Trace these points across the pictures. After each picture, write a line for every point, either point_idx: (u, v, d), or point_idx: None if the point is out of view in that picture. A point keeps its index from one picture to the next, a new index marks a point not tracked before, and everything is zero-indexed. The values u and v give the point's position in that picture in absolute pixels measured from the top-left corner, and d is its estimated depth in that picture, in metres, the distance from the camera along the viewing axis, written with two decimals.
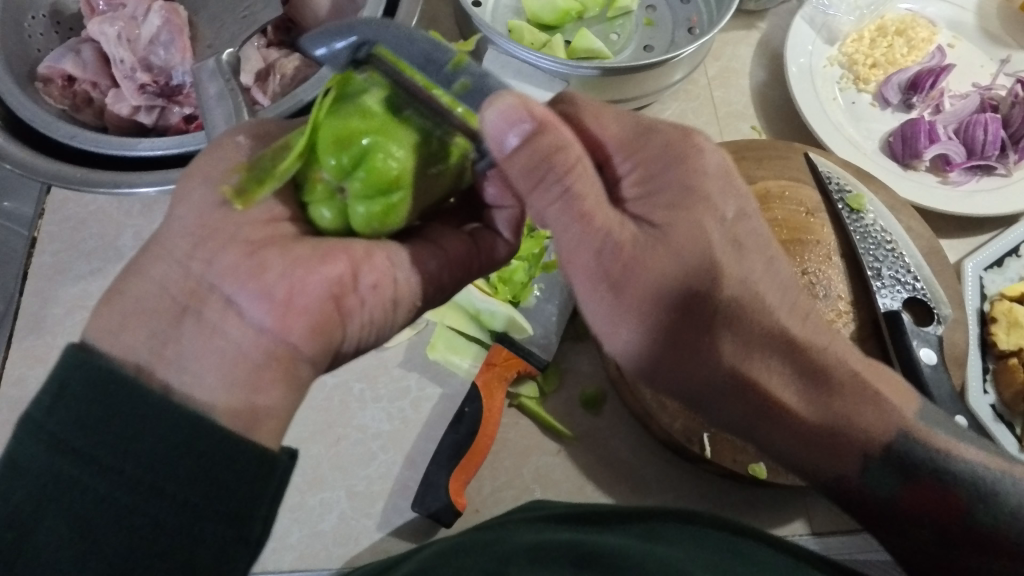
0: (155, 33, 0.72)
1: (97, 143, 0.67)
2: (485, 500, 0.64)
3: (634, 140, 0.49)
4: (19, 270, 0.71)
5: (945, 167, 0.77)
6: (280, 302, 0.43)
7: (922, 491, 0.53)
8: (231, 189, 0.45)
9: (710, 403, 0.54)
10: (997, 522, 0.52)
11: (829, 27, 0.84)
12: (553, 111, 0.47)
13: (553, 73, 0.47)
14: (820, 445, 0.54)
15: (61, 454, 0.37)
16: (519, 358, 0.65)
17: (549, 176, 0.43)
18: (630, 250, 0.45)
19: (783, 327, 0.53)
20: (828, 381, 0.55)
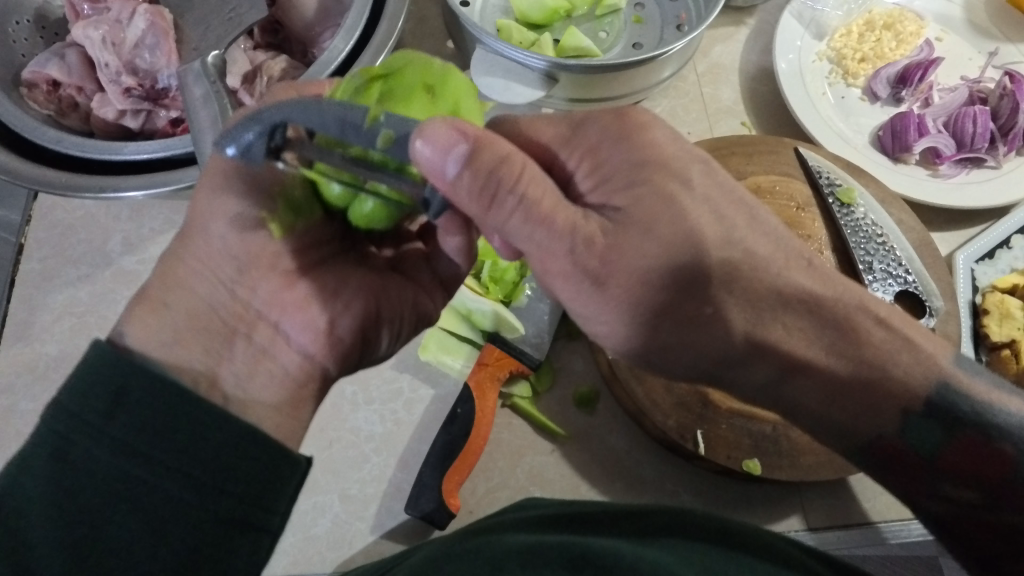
0: (140, 37, 0.71)
1: (82, 148, 0.66)
2: (479, 502, 0.64)
3: (508, 176, 0.40)
4: (7, 276, 0.71)
5: (935, 160, 0.77)
6: (322, 333, 0.51)
7: (963, 446, 0.48)
8: (275, 220, 0.48)
9: (728, 372, 0.50)
10: (936, 449, 0.49)
11: (817, 22, 0.84)
12: (452, 183, 0.39)
13: (422, 153, 0.37)
14: (851, 400, 0.49)
15: (123, 454, 0.38)
16: (511, 358, 0.65)
17: (503, 189, 0.40)
18: (595, 245, 0.43)
19: (804, 290, 0.48)
20: (850, 329, 0.49)
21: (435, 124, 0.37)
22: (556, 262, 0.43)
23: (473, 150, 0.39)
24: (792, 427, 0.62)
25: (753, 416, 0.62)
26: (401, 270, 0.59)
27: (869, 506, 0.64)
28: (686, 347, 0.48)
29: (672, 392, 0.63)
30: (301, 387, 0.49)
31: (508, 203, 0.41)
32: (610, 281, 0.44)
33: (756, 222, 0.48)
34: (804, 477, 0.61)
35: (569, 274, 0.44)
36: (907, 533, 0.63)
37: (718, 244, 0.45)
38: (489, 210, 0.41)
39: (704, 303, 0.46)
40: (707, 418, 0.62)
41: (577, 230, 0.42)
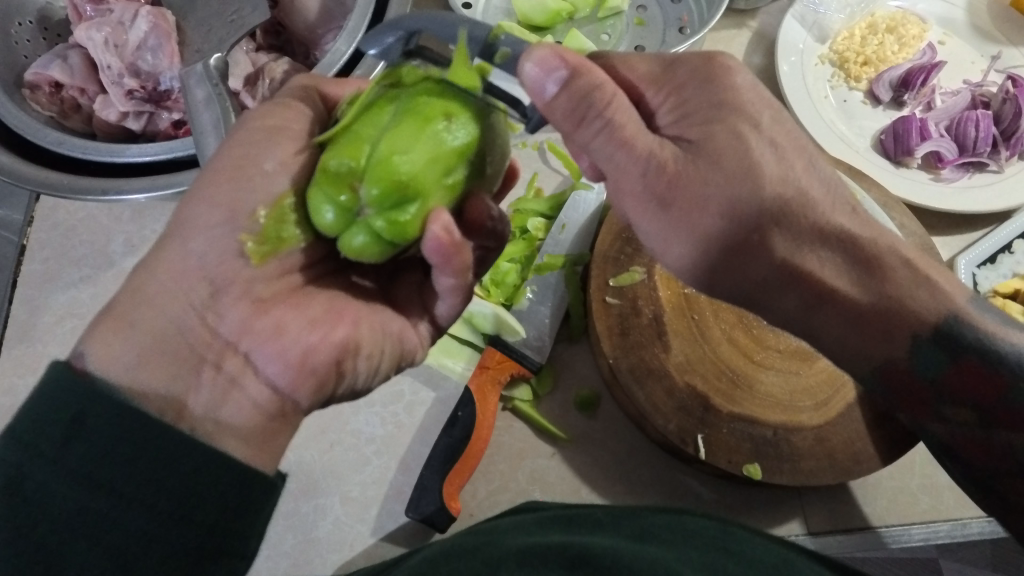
0: (142, 39, 0.71)
1: (84, 150, 0.66)
2: (480, 504, 0.64)
3: (599, 101, 0.45)
4: (9, 277, 0.71)
5: (938, 164, 0.77)
6: (294, 364, 0.47)
7: (970, 371, 0.51)
8: (253, 246, 0.47)
9: (765, 300, 0.54)
10: (940, 374, 0.51)
11: (819, 25, 0.84)
12: (548, 102, 0.44)
13: (529, 74, 0.43)
14: (874, 327, 0.51)
15: (82, 487, 0.38)
16: (512, 361, 0.64)
17: (592, 113, 0.45)
18: (666, 173, 0.47)
19: (827, 220, 0.50)
20: (875, 262, 0.51)
21: (542, 48, 0.43)
22: (630, 181, 0.48)
23: (571, 76, 0.44)
24: (793, 430, 0.62)
25: (753, 420, 0.62)
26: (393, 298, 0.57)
27: (870, 510, 0.64)
28: (729, 274, 0.52)
29: (673, 396, 0.62)
30: (274, 420, 0.47)
31: (595, 127, 0.46)
32: (676, 205, 0.47)
33: (801, 180, 0.49)
34: (805, 481, 0.61)
35: (639, 196, 0.48)
36: (907, 537, 0.64)
37: (775, 182, 0.48)
38: (578, 130, 0.46)
39: (753, 232, 0.49)
40: (709, 422, 0.62)
41: (652, 156, 0.46)
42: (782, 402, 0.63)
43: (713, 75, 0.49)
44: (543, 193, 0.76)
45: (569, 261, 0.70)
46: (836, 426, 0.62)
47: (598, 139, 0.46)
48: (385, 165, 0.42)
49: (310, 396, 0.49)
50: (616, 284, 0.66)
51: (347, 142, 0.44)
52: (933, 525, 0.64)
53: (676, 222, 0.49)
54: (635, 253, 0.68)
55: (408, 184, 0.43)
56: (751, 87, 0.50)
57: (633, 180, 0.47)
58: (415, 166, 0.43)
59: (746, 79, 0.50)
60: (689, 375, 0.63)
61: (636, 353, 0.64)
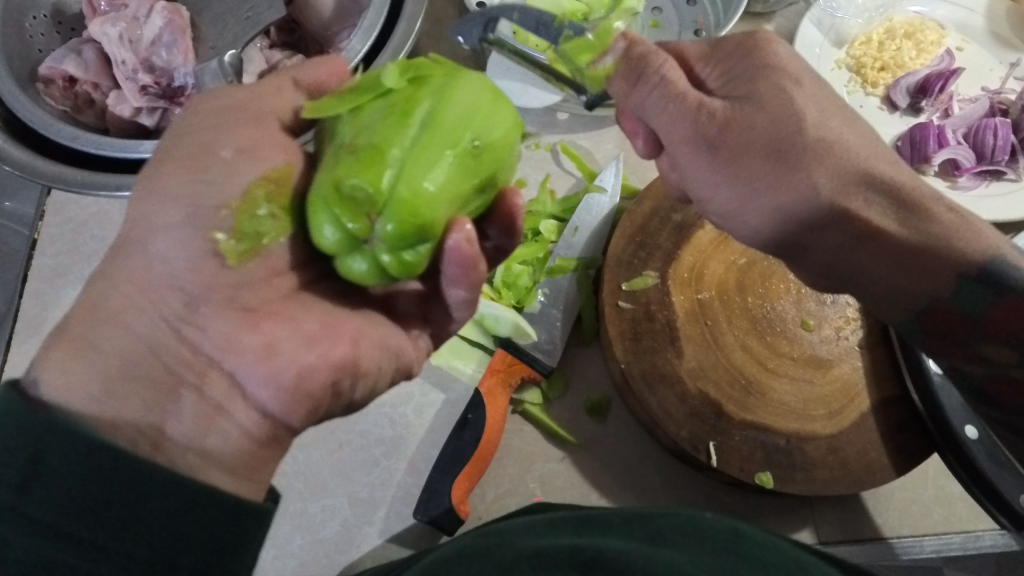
0: (157, 34, 0.71)
1: (97, 145, 0.66)
2: (488, 508, 0.63)
3: (655, 62, 0.52)
4: (21, 271, 0.70)
5: (954, 172, 0.76)
6: (288, 388, 0.46)
7: (1009, 307, 0.45)
8: (230, 245, 0.46)
9: (812, 241, 0.52)
10: (980, 311, 0.47)
11: (836, 30, 0.83)
12: (607, 74, 0.54)
13: (592, 54, 0.56)
14: (918, 265, 0.49)
15: (50, 542, 0.36)
16: (523, 364, 0.65)
17: (646, 73, 0.52)
18: (714, 120, 0.51)
19: (872, 166, 0.51)
20: (917, 205, 0.50)
21: (604, 43, 0.56)
22: (680, 129, 0.52)
23: (626, 49, 0.53)
24: (806, 439, 0.61)
25: (765, 428, 0.61)
26: (394, 313, 0.56)
27: (882, 521, 0.64)
28: (778, 211, 0.52)
29: (685, 402, 0.62)
30: (265, 447, 0.46)
31: (648, 82, 0.52)
32: (722, 147, 0.51)
33: (842, 131, 0.52)
34: (817, 491, 0.60)
35: (694, 146, 0.52)
36: (918, 549, 0.63)
37: (813, 119, 0.51)
38: (635, 87, 0.53)
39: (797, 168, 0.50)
40: (721, 430, 0.61)
41: (703, 105, 0.51)
42: (796, 410, 0.62)
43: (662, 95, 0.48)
44: (556, 195, 0.75)
45: (581, 264, 0.70)
46: (849, 435, 0.62)
47: (649, 97, 0.53)
48: (411, 202, 0.41)
49: (302, 421, 0.47)
50: (628, 288, 0.66)
51: (363, 158, 0.42)
52: (945, 537, 0.64)
53: (724, 169, 0.52)
54: (647, 258, 0.67)
55: (430, 224, 0.42)
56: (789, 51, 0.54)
57: (683, 130, 0.52)
58: (440, 204, 0.43)
59: (789, 50, 0.54)
60: (702, 382, 0.63)
61: (648, 358, 0.63)
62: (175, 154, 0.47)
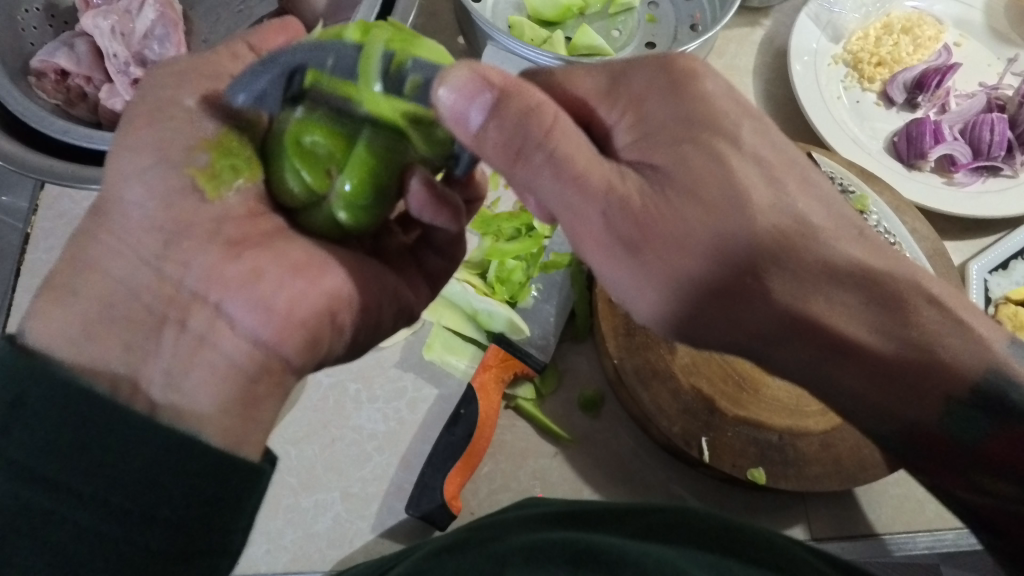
0: (150, 27, 0.72)
1: (91, 138, 0.66)
2: (481, 503, 0.63)
3: (537, 130, 0.42)
4: (13, 266, 0.70)
5: (951, 167, 0.76)
6: (279, 315, 0.46)
7: (1003, 441, 0.46)
8: (205, 177, 0.46)
9: (769, 352, 0.47)
10: (982, 440, 0.46)
11: (833, 25, 0.82)
12: (477, 136, 0.42)
13: (450, 102, 0.41)
14: (896, 382, 0.46)
15: (34, 487, 0.36)
16: (516, 360, 0.64)
17: (530, 144, 0.42)
18: (628, 209, 0.43)
19: (829, 256, 0.45)
20: (897, 303, 0.46)
21: (458, 71, 0.40)
22: (587, 224, 0.43)
23: (497, 101, 0.41)
24: (799, 436, 0.61)
25: (759, 425, 0.61)
26: (388, 261, 0.58)
27: (875, 518, 0.64)
28: (726, 323, 0.46)
29: (678, 399, 0.62)
30: (253, 381, 0.45)
31: (537, 160, 0.42)
32: (644, 247, 0.43)
33: (794, 199, 0.46)
34: (810, 486, 0.60)
35: (601, 238, 0.44)
36: (912, 545, 0.63)
37: (767, 209, 0.44)
38: (515, 164, 0.43)
39: (744, 274, 0.44)
40: (714, 425, 0.61)
41: (614, 191, 0.43)
42: (789, 406, 0.62)
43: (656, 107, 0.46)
44: None
45: (575, 260, 0.69)
46: (843, 431, 0.61)
47: (542, 173, 0.43)
48: (368, 166, 0.44)
49: (298, 352, 0.47)
50: None
51: (324, 113, 0.43)
52: (938, 533, 0.63)
53: (646, 270, 0.44)
54: None
55: (384, 186, 0.45)
56: (723, 93, 0.48)
57: (592, 222, 0.43)
58: (392, 164, 0.45)
59: (719, 84, 0.48)
60: (694, 378, 0.63)
61: (641, 354, 0.63)
62: (145, 117, 0.46)
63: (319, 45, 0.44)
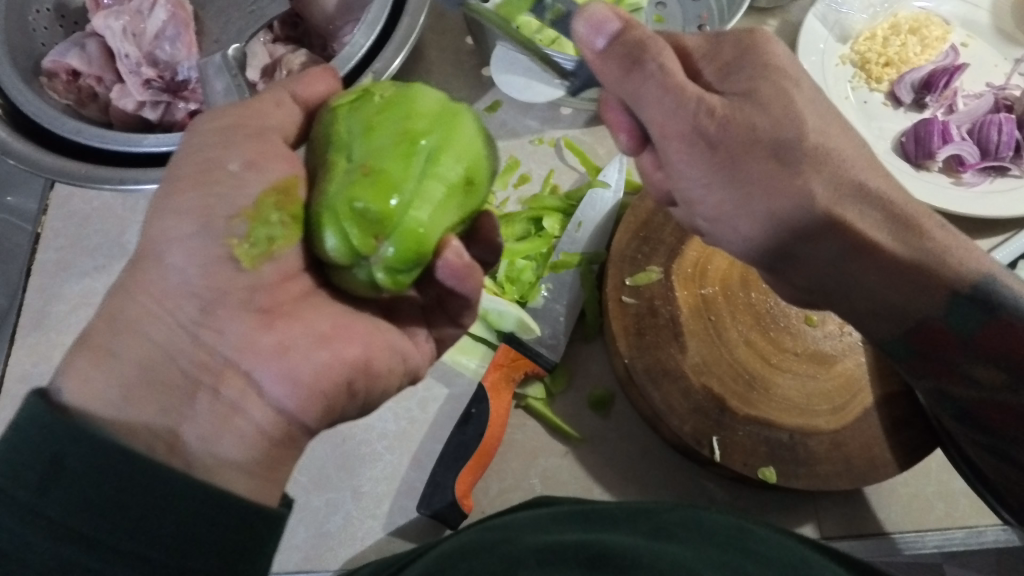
0: (160, 28, 0.71)
1: (102, 139, 0.66)
2: (492, 502, 0.64)
3: (654, 47, 0.49)
4: (24, 266, 0.71)
5: (959, 168, 0.76)
6: (304, 385, 0.45)
7: (995, 331, 0.49)
8: (243, 249, 0.44)
9: (806, 247, 0.52)
10: (969, 327, 0.50)
11: (841, 25, 0.82)
12: (602, 53, 0.50)
13: (583, 29, 0.49)
14: (909, 283, 0.51)
15: (69, 541, 0.37)
16: (527, 359, 0.65)
17: (647, 55, 0.49)
18: (717, 113, 0.49)
19: (861, 176, 0.51)
20: (915, 224, 0.51)
21: (597, 7, 0.49)
22: (677, 124, 0.50)
23: (621, 30, 0.49)
24: (809, 435, 0.61)
25: (769, 424, 0.61)
26: (400, 324, 0.55)
27: (884, 516, 0.64)
28: (768, 196, 0.51)
29: (689, 397, 0.62)
30: (276, 446, 0.45)
31: (647, 69, 0.49)
32: (722, 146, 0.50)
33: (832, 139, 0.52)
34: (821, 485, 0.60)
35: (687, 134, 0.50)
36: (921, 544, 0.63)
37: (802, 133, 0.50)
38: (631, 74, 0.50)
39: (795, 172, 0.50)
40: (725, 424, 0.61)
41: (702, 99, 0.49)
42: (800, 405, 0.62)
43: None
44: (559, 190, 0.75)
45: (585, 260, 0.69)
46: (852, 431, 0.62)
47: (648, 85, 0.49)
48: (416, 233, 0.43)
49: (317, 420, 0.46)
50: (632, 283, 0.66)
51: (377, 180, 0.42)
52: (947, 532, 0.64)
53: (711, 163, 0.51)
54: (651, 254, 0.67)
55: (427, 252, 0.45)
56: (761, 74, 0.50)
57: (683, 122, 0.49)
58: (435, 231, 0.45)
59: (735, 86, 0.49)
60: (705, 377, 0.63)
61: (652, 353, 0.63)
62: (185, 173, 0.46)
63: (375, 111, 0.46)
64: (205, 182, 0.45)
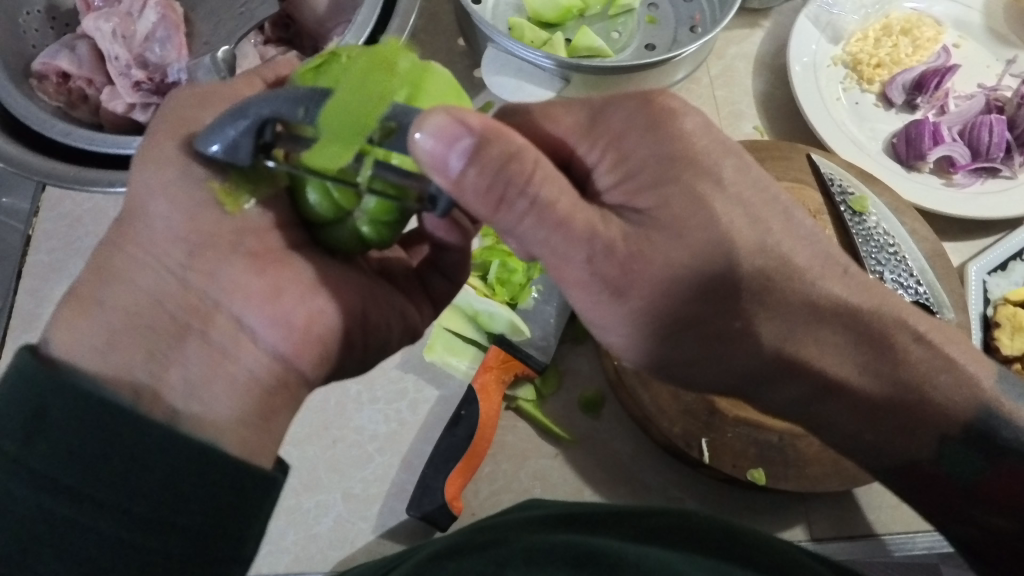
0: (151, 30, 0.71)
1: (92, 141, 0.66)
2: (482, 503, 0.64)
3: (519, 176, 0.39)
4: (14, 268, 0.70)
5: (950, 169, 0.76)
6: (299, 329, 0.47)
7: (1001, 473, 0.54)
8: (224, 191, 0.44)
9: (761, 389, 0.54)
10: (956, 467, 0.55)
11: (833, 26, 0.82)
12: (458, 179, 0.38)
13: (427, 146, 0.36)
14: (886, 421, 0.54)
15: (52, 494, 0.37)
16: (517, 360, 0.64)
17: (513, 191, 0.39)
18: (615, 254, 0.43)
19: (821, 293, 0.51)
20: (888, 345, 0.53)
21: (437, 114, 0.36)
22: (573, 270, 0.43)
23: (478, 145, 0.37)
24: (799, 437, 0.61)
25: (760, 425, 0.61)
26: (396, 282, 0.58)
27: (874, 518, 0.64)
28: (718, 364, 0.51)
29: (679, 399, 0.62)
30: (274, 392, 0.46)
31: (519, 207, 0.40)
32: (630, 289, 0.44)
33: (779, 238, 0.49)
34: (810, 487, 0.60)
35: (586, 282, 0.44)
36: (912, 545, 0.63)
37: (755, 254, 0.47)
38: (498, 211, 0.40)
39: (734, 319, 0.48)
40: (715, 426, 0.61)
41: (596, 237, 0.42)
42: None
43: (656, 108, 0.47)
44: None
45: None
46: None
47: (525, 221, 0.41)
48: None
49: (313, 366, 0.48)
50: None
51: None
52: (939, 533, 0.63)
53: (626, 313, 0.46)
54: None
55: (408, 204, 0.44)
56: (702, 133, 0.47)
57: (579, 269, 0.43)
58: None
59: None
60: None
61: None
62: (162, 125, 0.44)
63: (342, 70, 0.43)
64: (184, 132, 0.44)
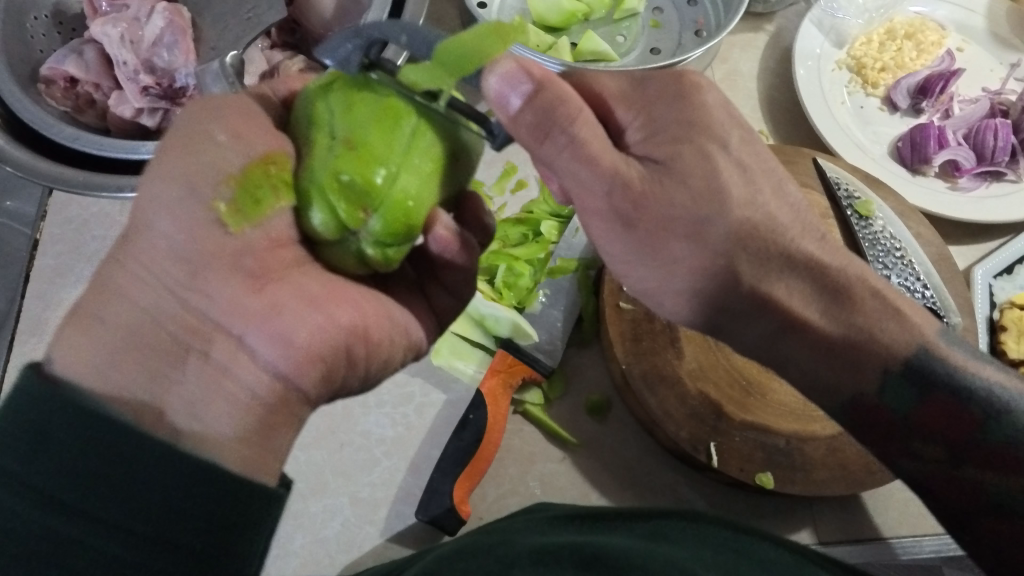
0: (158, 35, 0.72)
1: (99, 146, 0.66)
2: (489, 507, 0.64)
3: (565, 116, 0.44)
4: (21, 272, 0.70)
5: (954, 172, 0.77)
6: (299, 352, 0.44)
7: (935, 408, 0.49)
8: (229, 212, 0.43)
9: (728, 324, 0.52)
10: (907, 406, 0.49)
11: (837, 30, 0.83)
12: (515, 117, 0.44)
13: (494, 85, 0.43)
14: (839, 361, 0.50)
15: (46, 510, 0.35)
16: (524, 365, 0.65)
17: (557, 128, 0.44)
18: (631, 190, 0.46)
19: (792, 246, 0.50)
20: (847, 294, 0.50)
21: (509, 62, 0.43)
22: (594, 198, 0.47)
23: (537, 89, 0.43)
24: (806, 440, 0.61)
25: (766, 429, 0.62)
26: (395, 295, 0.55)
27: (881, 521, 0.64)
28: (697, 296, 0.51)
29: (686, 403, 0.62)
30: (273, 413, 0.43)
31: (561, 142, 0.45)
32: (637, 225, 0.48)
33: (767, 206, 0.50)
34: (817, 491, 0.61)
35: (603, 211, 0.47)
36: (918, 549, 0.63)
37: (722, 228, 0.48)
38: (543, 143, 0.45)
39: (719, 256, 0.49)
40: (722, 430, 0.61)
41: (620, 174, 0.46)
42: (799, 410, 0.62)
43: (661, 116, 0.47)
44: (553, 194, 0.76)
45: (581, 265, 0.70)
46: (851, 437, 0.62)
47: (563, 155, 0.45)
48: (402, 206, 0.43)
49: (315, 385, 0.45)
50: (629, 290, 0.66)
51: (359, 155, 0.42)
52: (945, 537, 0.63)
53: (629, 243, 0.49)
54: None
55: (414, 223, 0.45)
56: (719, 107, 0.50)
57: (598, 198, 0.47)
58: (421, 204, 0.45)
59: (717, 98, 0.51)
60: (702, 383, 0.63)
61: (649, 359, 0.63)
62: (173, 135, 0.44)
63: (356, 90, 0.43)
64: (195, 147, 0.43)
